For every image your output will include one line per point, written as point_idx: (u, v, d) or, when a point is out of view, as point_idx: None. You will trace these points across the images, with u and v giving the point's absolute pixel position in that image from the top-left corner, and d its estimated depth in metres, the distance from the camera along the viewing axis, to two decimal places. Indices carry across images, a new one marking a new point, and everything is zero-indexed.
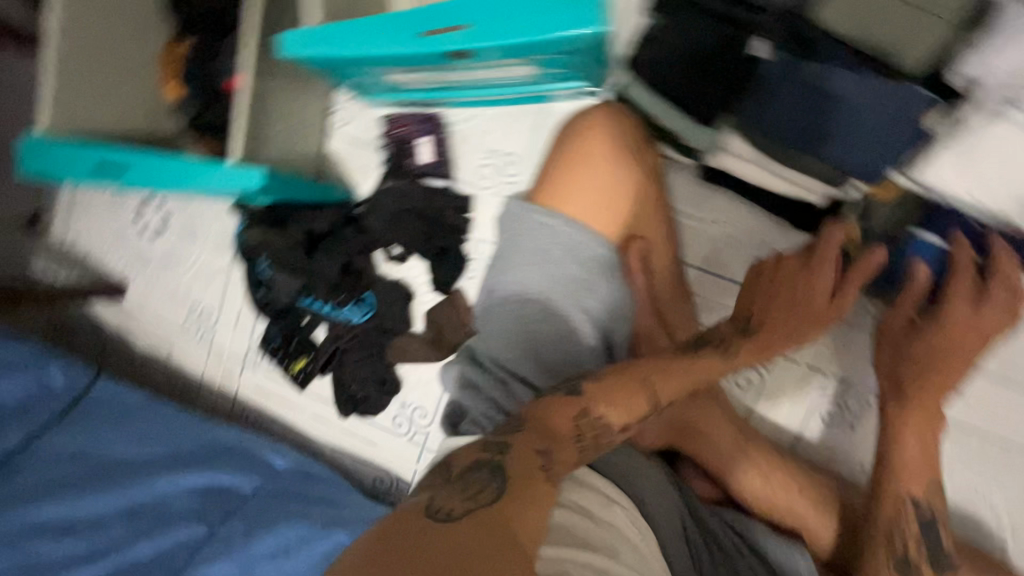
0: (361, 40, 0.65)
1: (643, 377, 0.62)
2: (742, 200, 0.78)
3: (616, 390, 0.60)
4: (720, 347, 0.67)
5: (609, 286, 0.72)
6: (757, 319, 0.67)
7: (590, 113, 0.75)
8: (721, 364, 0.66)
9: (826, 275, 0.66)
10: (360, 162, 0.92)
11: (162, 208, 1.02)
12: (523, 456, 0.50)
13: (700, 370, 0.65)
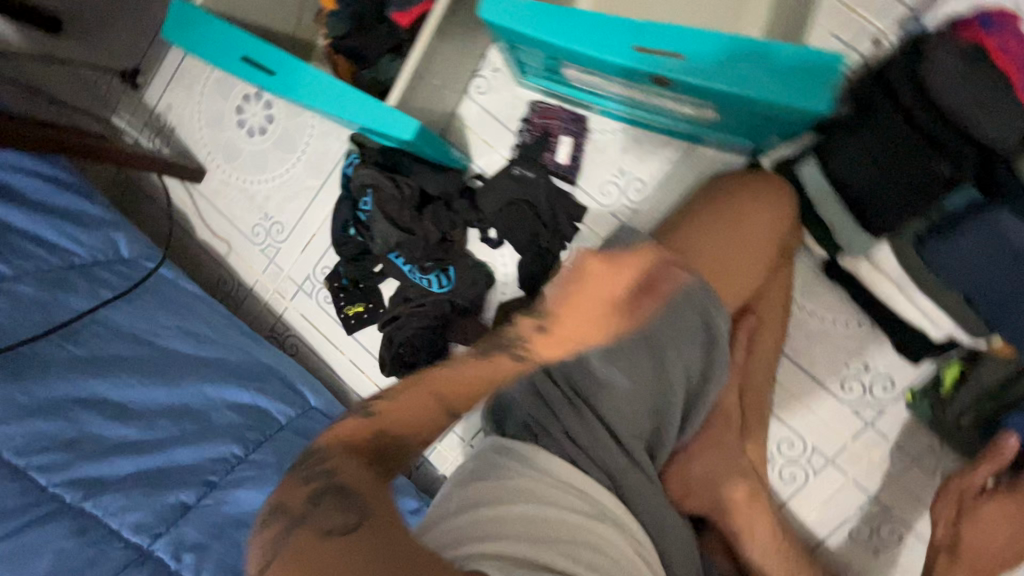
0: (562, 36, 0.62)
1: (434, 383, 0.50)
2: (850, 306, 0.79)
3: (411, 394, 0.50)
4: (517, 351, 0.49)
5: (706, 350, 0.71)
6: (553, 318, 0.48)
7: (753, 174, 0.71)
8: (519, 368, 0.50)
9: (610, 297, 0.46)
10: (488, 136, 0.89)
11: (268, 109, 0.99)
12: (357, 473, 0.45)
13: (503, 366, 0.50)
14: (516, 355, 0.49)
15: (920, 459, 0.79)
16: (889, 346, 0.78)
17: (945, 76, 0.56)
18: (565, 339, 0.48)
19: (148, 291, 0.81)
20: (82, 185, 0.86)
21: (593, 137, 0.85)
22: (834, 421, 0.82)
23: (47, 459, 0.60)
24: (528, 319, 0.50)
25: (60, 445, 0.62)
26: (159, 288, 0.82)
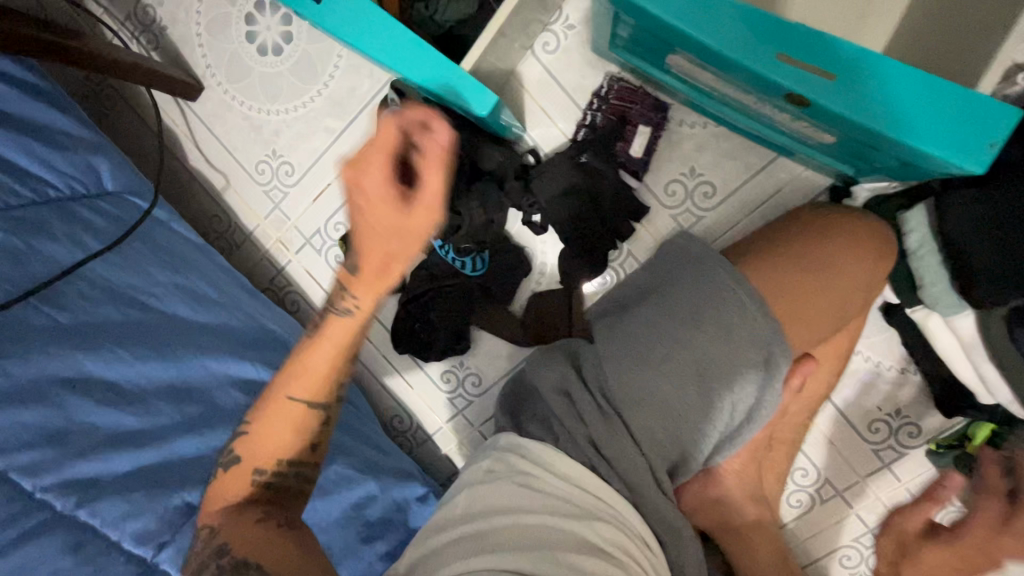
0: (683, 21, 0.51)
1: (285, 396, 0.53)
2: (901, 351, 0.77)
3: (264, 422, 0.54)
4: (344, 308, 0.51)
5: (762, 388, 0.67)
6: (358, 257, 0.48)
7: (850, 217, 0.67)
8: (358, 320, 0.51)
9: (388, 204, 0.42)
10: (548, 106, 0.78)
11: (285, 25, 0.82)
12: (242, 537, 0.49)
13: (338, 335, 0.52)
14: (343, 312, 0.51)
15: (926, 504, 0.81)
16: (926, 396, 0.77)
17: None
18: (382, 265, 0.48)
19: (138, 238, 0.69)
20: (57, 96, 0.72)
21: (670, 130, 0.76)
22: (853, 458, 0.82)
23: (29, 458, 0.49)
24: (344, 275, 0.50)
25: (49, 437, 0.51)
26: (152, 233, 0.72)
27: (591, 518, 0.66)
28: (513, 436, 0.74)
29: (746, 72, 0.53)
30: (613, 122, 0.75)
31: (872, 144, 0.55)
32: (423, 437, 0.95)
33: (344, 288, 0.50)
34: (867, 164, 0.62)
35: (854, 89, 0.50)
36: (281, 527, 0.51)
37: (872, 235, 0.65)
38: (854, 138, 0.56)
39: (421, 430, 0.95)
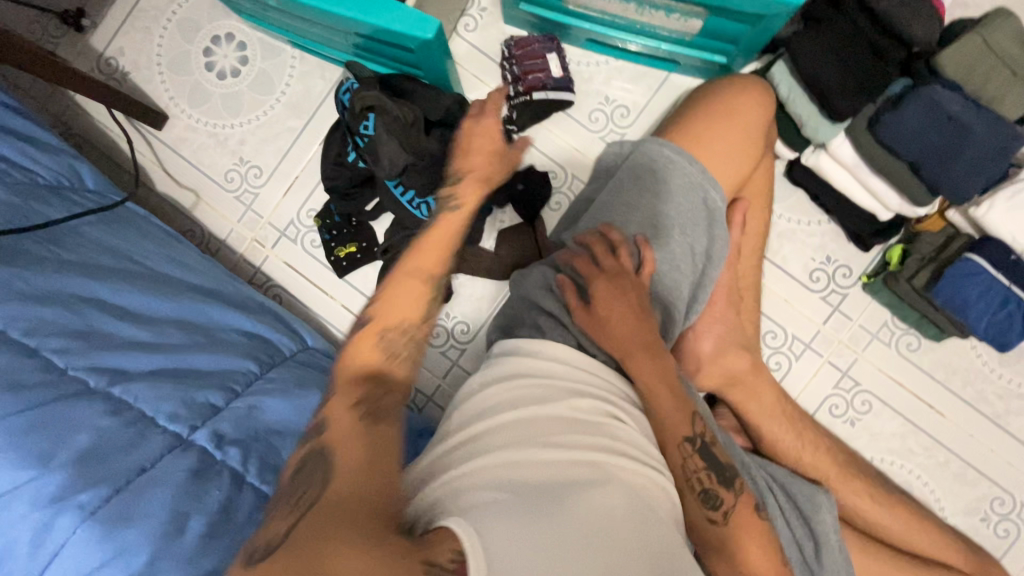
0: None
1: (415, 269, 0.64)
2: (809, 205, 0.91)
3: (391, 294, 0.63)
4: (454, 206, 0.69)
5: (718, 228, 0.77)
6: (467, 166, 0.71)
7: (723, 90, 0.80)
8: (460, 215, 0.69)
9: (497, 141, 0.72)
10: (477, 72, 0.94)
11: (242, 51, 0.95)
12: (344, 438, 0.51)
13: (446, 231, 0.68)
14: (453, 205, 0.70)
15: (878, 334, 0.92)
16: (843, 237, 0.91)
17: None
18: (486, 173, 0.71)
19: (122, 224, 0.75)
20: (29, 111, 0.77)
21: (577, 67, 0.93)
22: (808, 310, 0.92)
23: (60, 343, 0.56)
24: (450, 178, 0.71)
25: (74, 332, 0.57)
26: (137, 222, 0.78)
27: (595, 395, 0.62)
28: (504, 342, 0.70)
29: None
30: (525, 66, 0.88)
31: (725, 13, 0.73)
32: (423, 401, 0.95)
33: (455, 184, 0.71)
34: (725, 43, 0.81)
35: None
36: (368, 414, 0.54)
37: (757, 100, 0.79)
38: (713, 15, 0.75)
39: (419, 395, 0.96)
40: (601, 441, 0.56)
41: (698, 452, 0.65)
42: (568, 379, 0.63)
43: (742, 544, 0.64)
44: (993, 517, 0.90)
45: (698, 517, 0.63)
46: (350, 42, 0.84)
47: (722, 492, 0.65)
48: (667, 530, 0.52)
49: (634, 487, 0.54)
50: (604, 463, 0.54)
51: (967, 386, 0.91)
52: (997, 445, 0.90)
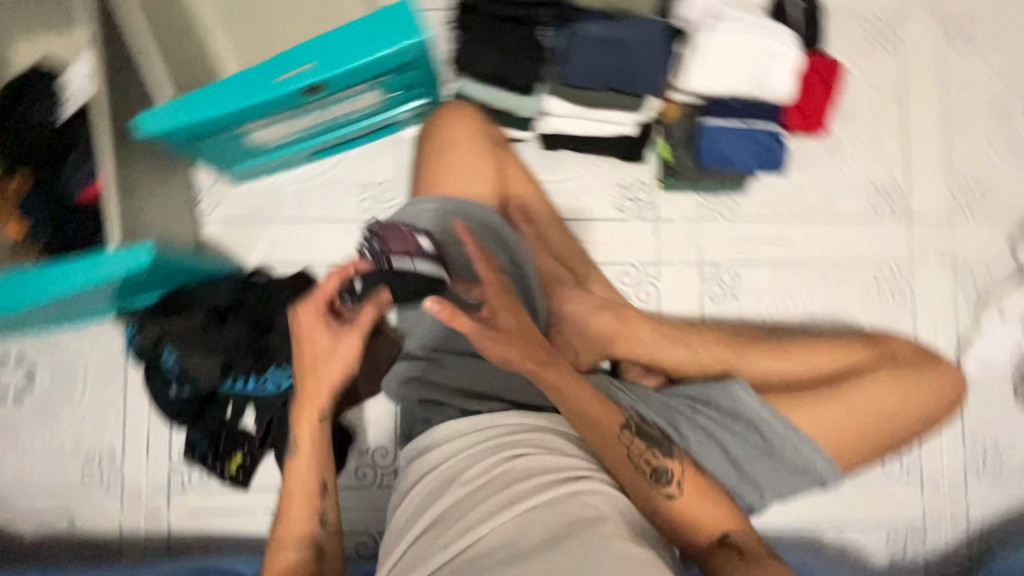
0: (227, 99, 0.71)
1: (309, 446, 0.71)
2: (576, 157, 0.97)
3: (291, 480, 0.71)
4: (292, 444, 0.72)
5: (505, 231, 0.81)
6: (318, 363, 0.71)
7: (434, 120, 0.85)
8: (303, 449, 0.71)
9: (328, 340, 0.71)
10: (243, 238, 0.95)
11: (25, 363, 0.92)
12: None
13: (301, 469, 0.71)
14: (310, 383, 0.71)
15: (701, 215, 0.98)
16: (619, 162, 0.97)
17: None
18: (315, 391, 0.71)
19: None
20: None
21: (321, 178, 0.96)
22: (639, 236, 0.97)
23: None
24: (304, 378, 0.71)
25: None
26: None
27: (499, 449, 0.68)
28: (410, 447, 0.78)
29: (287, 100, 0.73)
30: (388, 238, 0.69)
31: (386, 77, 0.78)
32: None
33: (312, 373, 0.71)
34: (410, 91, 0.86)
35: (328, 51, 0.71)
36: None
37: (466, 112, 0.84)
38: (381, 82, 0.79)
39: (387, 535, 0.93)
40: (518, 491, 0.61)
41: (637, 436, 0.69)
42: (468, 458, 0.68)
43: (693, 503, 0.67)
44: (885, 289, 0.98)
45: (651, 494, 0.66)
46: (107, 298, 0.81)
47: (667, 463, 0.68)
48: (598, 533, 0.56)
49: (562, 512, 0.59)
50: (523, 512, 0.59)
51: (792, 205, 0.98)
52: (847, 233, 0.98)
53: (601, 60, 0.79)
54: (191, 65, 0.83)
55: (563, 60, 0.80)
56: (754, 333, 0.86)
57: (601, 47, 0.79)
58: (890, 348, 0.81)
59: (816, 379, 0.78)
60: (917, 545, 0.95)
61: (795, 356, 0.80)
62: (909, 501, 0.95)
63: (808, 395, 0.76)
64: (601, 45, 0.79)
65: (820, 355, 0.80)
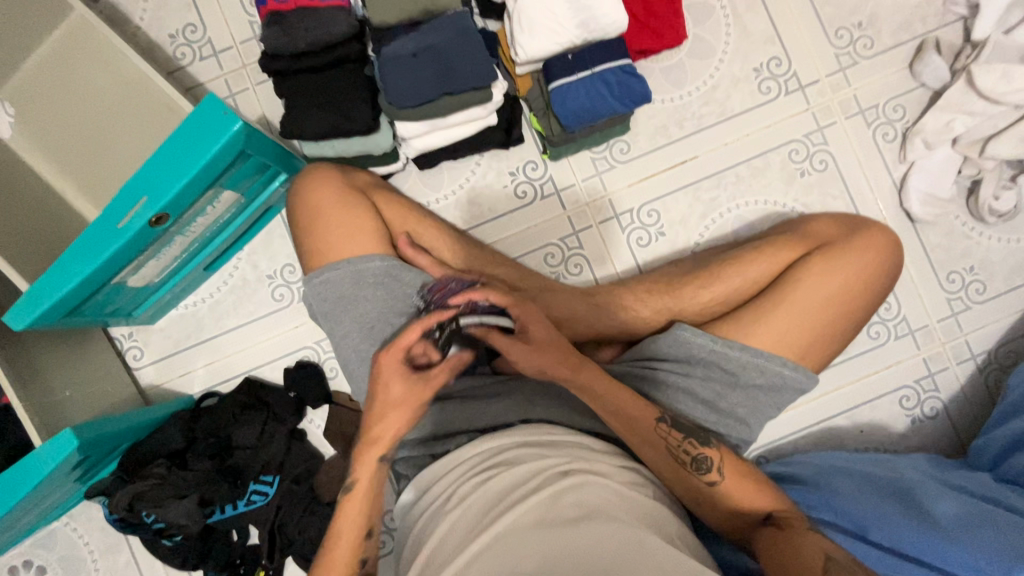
0: (80, 261, 0.69)
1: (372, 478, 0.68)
2: (456, 165, 0.94)
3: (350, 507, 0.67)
4: (347, 486, 0.68)
5: (402, 274, 0.78)
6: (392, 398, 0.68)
7: (296, 190, 0.82)
8: (360, 493, 0.67)
9: (401, 391, 0.67)
10: (181, 370, 0.95)
11: (36, 568, 0.93)
12: None
13: (351, 509, 0.67)
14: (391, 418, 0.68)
15: (598, 169, 0.95)
16: (498, 151, 0.94)
17: (277, 46, 0.78)
18: (381, 436, 0.68)
19: None
20: None
21: (227, 286, 0.96)
22: (547, 213, 0.95)
23: None
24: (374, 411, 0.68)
25: None
26: None
27: (479, 469, 0.67)
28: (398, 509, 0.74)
29: (141, 240, 0.72)
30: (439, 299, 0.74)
31: (228, 175, 0.76)
32: None
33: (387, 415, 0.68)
34: (264, 174, 0.84)
35: (155, 180, 0.69)
36: None
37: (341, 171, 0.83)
38: (226, 182, 0.77)
39: None
40: (492, 516, 0.59)
41: (673, 426, 0.69)
42: (444, 500, 0.67)
43: (734, 487, 0.66)
44: (805, 165, 0.94)
45: (690, 484, 0.66)
46: (72, 484, 0.81)
47: (707, 450, 0.67)
48: (586, 526, 0.55)
49: (538, 529, 0.56)
50: (494, 537, 0.57)
51: (682, 123, 0.94)
52: (745, 127, 0.94)
53: (422, 74, 0.77)
54: (54, 236, 0.83)
55: (386, 86, 0.78)
56: (685, 266, 0.83)
57: (415, 61, 0.77)
58: (819, 232, 0.78)
59: (755, 291, 0.77)
60: (935, 399, 0.92)
61: (727, 275, 0.77)
62: (908, 360, 0.93)
63: (752, 311, 0.74)
64: (414, 59, 0.77)
65: (754, 264, 0.77)
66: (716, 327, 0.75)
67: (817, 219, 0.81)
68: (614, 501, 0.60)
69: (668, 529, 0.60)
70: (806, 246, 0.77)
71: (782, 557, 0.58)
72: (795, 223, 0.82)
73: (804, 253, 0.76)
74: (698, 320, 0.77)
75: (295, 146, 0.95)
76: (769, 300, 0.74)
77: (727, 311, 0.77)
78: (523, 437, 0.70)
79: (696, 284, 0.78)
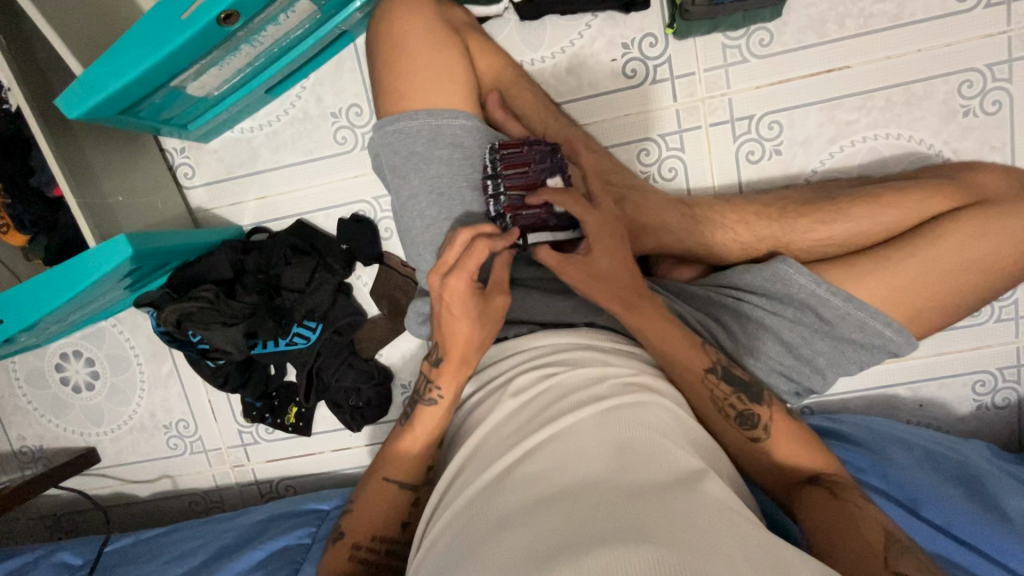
0: (137, 54, 0.61)
1: (446, 396, 0.66)
2: (564, 22, 0.80)
3: (422, 417, 0.67)
4: (432, 396, 0.67)
5: (486, 140, 0.69)
6: (454, 327, 0.64)
7: (380, 13, 0.70)
8: (443, 407, 0.67)
9: (470, 310, 0.63)
10: (232, 199, 0.91)
11: (85, 359, 0.97)
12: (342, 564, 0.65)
13: (429, 419, 0.67)
14: (462, 343, 0.65)
15: (727, 60, 0.80)
16: (616, 14, 0.79)
17: None
18: (463, 354, 0.65)
19: (139, 561, 0.89)
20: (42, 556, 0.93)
21: (286, 117, 0.87)
22: (653, 102, 0.82)
23: None
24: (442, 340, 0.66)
25: None
26: (148, 546, 0.91)
27: (540, 364, 0.64)
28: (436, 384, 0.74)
29: (207, 40, 0.62)
30: (512, 179, 0.64)
31: None
32: None
33: (459, 335, 0.64)
34: None
35: None
36: (378, 552, 0.66)
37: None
38: None
39: None
40: (554, 412, 0.57)
41: (723, 378, 0.62)
42: (496, 387, 0.64)
43: (782, 447, 0.60)
44: (973, 104, 0.78)
45: (731, 438, 0.61)
46: (121, 291, 0.81)
47: (758, 408, 0.61)
48: (653, 445, 0.53)
49: (602, 435, 0.53)
50: (557, 433, 0.55)
51: (844, 20, 0.78)
52: (920, 40, 0.77)
53: None
54: (106, 19, 0.74)
55: None
56: (802, 195, 0.73)
57: None
58: (979, 187, 0.67)
59: (880, 238, 0.67)
60: (1012, 391, 0.86)
61: (854, 216, 0.67)
62: (1001, 347, 0.85)
63: (874, 259, 0.65)
64: None
65: (891, 207, 0.67)
66: (823, 269, 0.67)
67: (976, 171, 0.69)
68: (674, 426, 0.57)
69: (724, 464, 0.58)
70: (961, 200, 0.66)
71: (833, 524, 0.53)
72: (952, 170, 0.70)
73: (954, 207, 0.66)
74: (802, 257, 0.69)
75: None
76: (896, 252, 0.65)
77: (837, 255, 0.68)
78: (587, 340, 0.66)
79: (813, 218, 0.69)
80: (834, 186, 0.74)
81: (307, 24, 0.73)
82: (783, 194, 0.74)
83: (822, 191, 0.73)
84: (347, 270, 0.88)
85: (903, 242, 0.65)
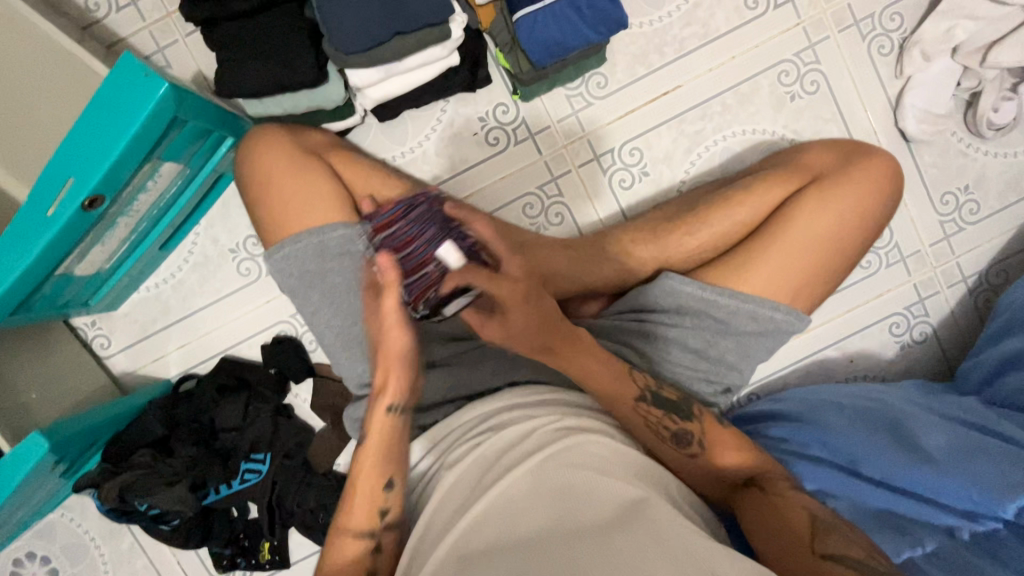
0: (14, 253, 0.64)
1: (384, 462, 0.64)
2: (420, 114, 0.87)
3: (360, 489, 0.64)
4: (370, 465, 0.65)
5: None
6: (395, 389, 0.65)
7: (242, 155, 0.75)
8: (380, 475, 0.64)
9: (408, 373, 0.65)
10: (152, 355, 0.91)
11: (40, 559, 0.93)
12: None
13: (367, 490, 0.63)
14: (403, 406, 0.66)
15: (574, 107, 0.87)
16: (465, 95, 0.86)
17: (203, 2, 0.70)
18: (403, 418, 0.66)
19: None
20: None
21: (187, 264, 0.90)
22: (521, 160, 0.88)
23: None
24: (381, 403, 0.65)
25: None
26: None
27: (471, 436, 0.65)
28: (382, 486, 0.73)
29: (79, 225, 0.65)
30: (400, 260, 0.59)
31: (166, 145, 0.69)
32: None
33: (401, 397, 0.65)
34: (209, 141, 0.77)
35: (82, 158, 0.62)
36: None
37: (290, 132, 0.76)
38: (166, 153, 0.70)
39: None
40: (488, 481, 0.57)
41: (654, 404, 0.65)
42: (436, 470, 0.65)
43: (718, 455, 0.63)
44: (795, 88, 0.87)
45: (670, 457, 0.63)
46: (56, 481, 0.79)
47: (689, 425, 0.64)
48: (585, 485, 0.54)
49: (536, 490, 0.54)
50: (491, 499, 0.55)
51: (662, 49, 0.86)
52: (731, 49, 0.86)
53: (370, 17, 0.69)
54: None
55: (332, 38, 0.70)
56: (671, 209, 0.79)
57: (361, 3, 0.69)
58: (812, 164, 0.74)
59: (744, 232, 0.74)
60: (925, 324, 0.91)
61: (717, 218, 0.73)
62: (898, 288, 0.91)
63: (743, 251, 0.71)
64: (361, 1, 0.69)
65: (745, 201, 0.73)
66: (705, 272, 0.72)
67: (808, 150, 0.76)
68: (608, 460, 0.58)
69: (664, 482, 0.59)
70: (799, 179, 0.73)
71: (768, 525, 0.57)
72: (789, 154, 0.78)
73: (795, 187, 0.73)
74: (685, 265, 0.74)
75: (239, 104, 0.86)
76: (760, 239, 0.70)
77: (715, 256, 0.74)
78: (510, 400, 0.68)
79: (684, 228, 0.75)
80: (699, 194, 0.80)
81: (180, 180, 0.77)
82: (656, 213, 0.79)
83: (687, 201, 0.79)
84: (282, 391, 0.90)
85: (763, 230, 0.71)
